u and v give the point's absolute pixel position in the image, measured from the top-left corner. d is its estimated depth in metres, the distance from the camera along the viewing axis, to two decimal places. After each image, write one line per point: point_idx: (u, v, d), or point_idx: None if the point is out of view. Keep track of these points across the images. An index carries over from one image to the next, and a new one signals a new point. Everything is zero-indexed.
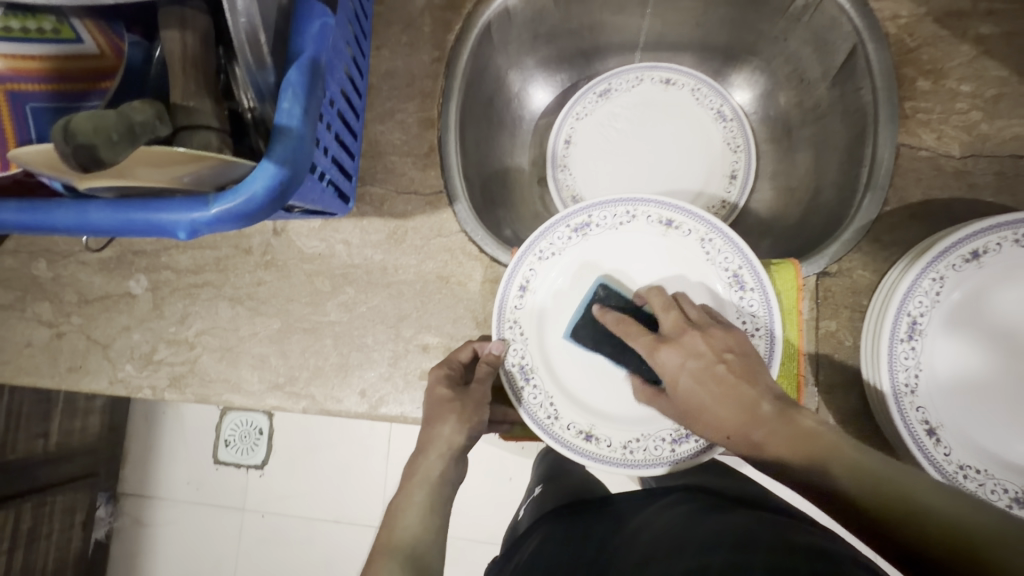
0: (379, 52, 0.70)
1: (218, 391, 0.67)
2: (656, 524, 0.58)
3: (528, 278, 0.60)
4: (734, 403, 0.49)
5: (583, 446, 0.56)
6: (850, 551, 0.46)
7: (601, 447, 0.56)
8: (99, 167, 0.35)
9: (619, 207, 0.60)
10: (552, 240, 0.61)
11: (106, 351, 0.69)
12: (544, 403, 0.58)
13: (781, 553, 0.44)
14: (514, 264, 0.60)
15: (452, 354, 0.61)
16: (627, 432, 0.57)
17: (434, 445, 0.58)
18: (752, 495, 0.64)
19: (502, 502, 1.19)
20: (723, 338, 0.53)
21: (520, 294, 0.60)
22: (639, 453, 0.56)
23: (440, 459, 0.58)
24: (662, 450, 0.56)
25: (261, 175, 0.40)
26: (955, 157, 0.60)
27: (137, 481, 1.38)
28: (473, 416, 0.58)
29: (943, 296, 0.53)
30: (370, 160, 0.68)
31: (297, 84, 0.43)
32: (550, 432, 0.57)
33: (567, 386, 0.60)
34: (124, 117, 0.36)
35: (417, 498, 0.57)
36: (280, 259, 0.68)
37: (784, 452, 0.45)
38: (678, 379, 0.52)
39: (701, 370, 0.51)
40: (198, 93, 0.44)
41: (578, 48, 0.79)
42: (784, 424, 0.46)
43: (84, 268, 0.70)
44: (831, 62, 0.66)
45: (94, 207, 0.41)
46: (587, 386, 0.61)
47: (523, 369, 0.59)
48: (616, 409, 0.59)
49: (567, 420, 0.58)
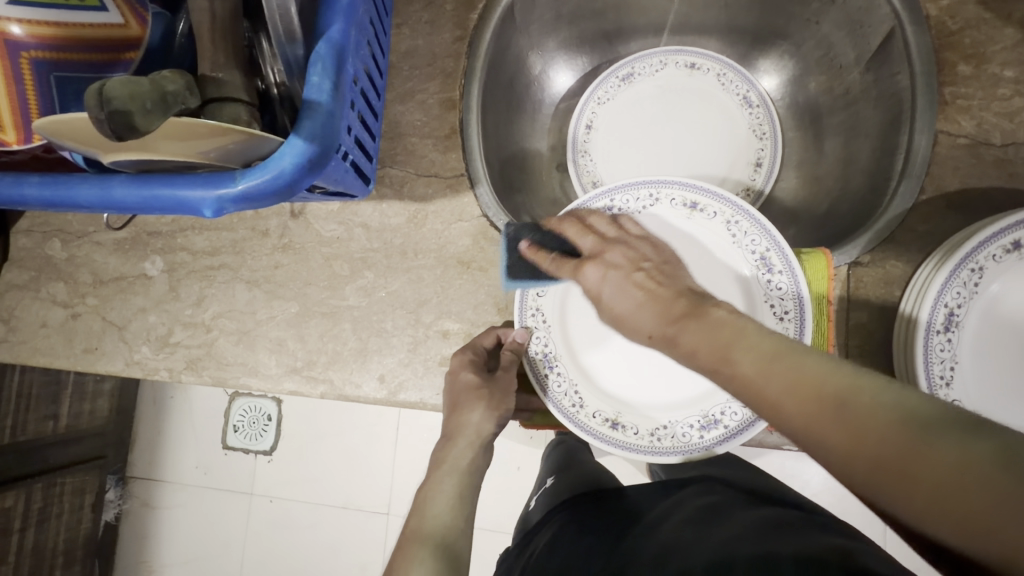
0: (400, 31, 0.68)
1: (235, 374, 0.66)
2: (676, 518, 0.57)
3: None
4: (659, 289, 0.45)
5: (610, 434, 0.56)
6: (878, 549, 0.44)
7: (627, 435, 0.56)
8: (134, 135, 0.34)
9: (641, 189, 0.59)
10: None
11: (122, 333, 0.68)
12: (569, 390, 0.57)
13: (810, 547, 0.43)
14: None
15: (474, 341, 0.61)
16: (654, 419, 0.56)
17: (462, 434, 0.57)
18: (775, 490, 0.63)
19: (510, 491, 1.19)
20: (642, 249, 0.52)
21: None
22: (667, 440, 0.56)
23: (469, 447, 0.57)
24: (691, 436, 0.55)
25: (289, 150, 0.39)
26: (995, 145, 0.58)
27: (145, 465, 1.39)
28: (502, 402, 0.58)
29: (981, 288, 0.51)
30: (390, 142, 0.67)
31: (325, 58, 0.41)
32: (576, 421, 0.56)
33: (591, 372, 0.59)
34: (156, 85, 0.35)
35: (438, 487, 0.56)
36: (297, 242, 0.67)
37: (704, 357, 0.38)
38: (602, 291, 0.49)
39: (621, 278, 0.49)
40: (227, 65, 0.42)
41: (601, 29, 0.77)
42: (702, 325, 0.40)
43: (99, 248, 0.69)
44: (866, 45, 0.64)
45: (118, 182, 0.40)
46: (611, 372, 0.60)
47: (546, 358, 0.59)
48: (642, 395, 0.58)
49: (593, 408, 0.57)
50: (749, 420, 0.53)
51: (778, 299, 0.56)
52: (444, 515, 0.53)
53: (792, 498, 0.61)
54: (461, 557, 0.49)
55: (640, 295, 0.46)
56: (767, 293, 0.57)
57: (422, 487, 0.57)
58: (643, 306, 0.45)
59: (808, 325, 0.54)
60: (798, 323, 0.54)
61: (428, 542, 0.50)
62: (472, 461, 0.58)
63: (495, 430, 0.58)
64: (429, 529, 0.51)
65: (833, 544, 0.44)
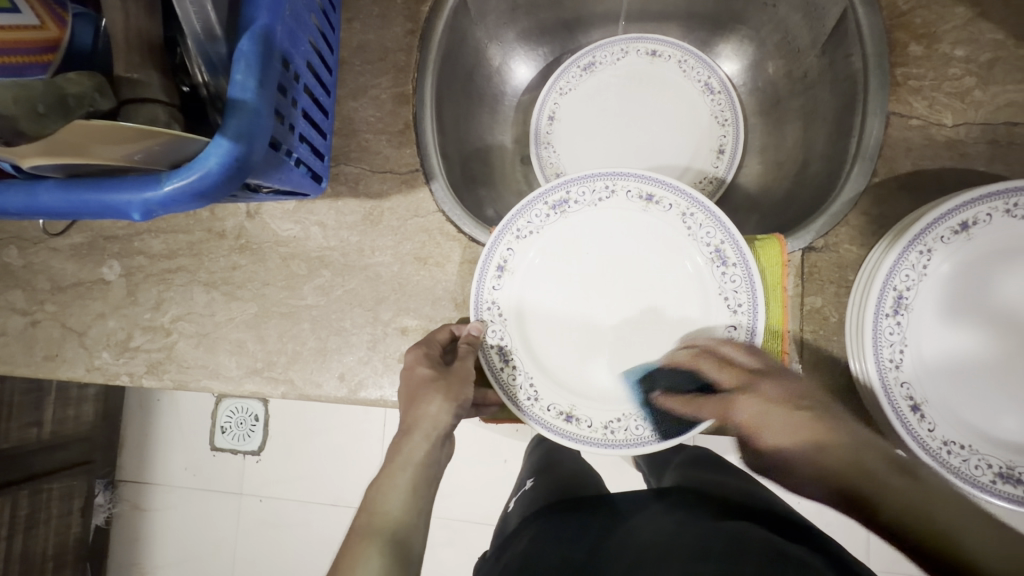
0: (350, 25, 0.67)
1: (196, 377, 0.66)
2: (651, 526, 0.57)
3: (506, 258, 0.59)
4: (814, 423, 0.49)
5: (564, 427, 0.56)
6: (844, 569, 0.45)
7: (581, 428, 0.56)
8: (22, 138, 0.38)
9: (597, 181, 0.58)
10: (530, 218, 0.59)
11: (82, 339, 0.68)
12: (525, 384, 0.58)
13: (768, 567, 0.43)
14: (491, 242, 0.58)
15: (430, 335, 0.61)
16: (608, 413, 0.56)
17: (419, 427, 0.56)
18: (757, 498, 0.61)
19: (495, 484, 1.20)
20: (795, 385, 0.52)
21: (498, 275, 0.59)
22: (620, 433, 0.56)
23: (425, 440, 0.57)
24: (644, 430, 0.55)
25: (215, 150, 0.38)
26: (946, 126, 0.57)
27: (134, 468, 1.39)
28: (461, 391, 0.57)
29: (929, 269, 0.51)
30: (344, 139, 0.66)
31: (249, 55, 0.41)
32: (531, 414, 0.56)
33: (547, 366, 0.59)
34: (54, 88, 0.40)
35: (398, 482, 0.55)
36: (254, 243, 0.66)
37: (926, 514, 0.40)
38: (763, 430, 0.51)
39: (789, 421, 0.50)
40: (142, 65, 0.42)
41: (560, 18, 0.76)
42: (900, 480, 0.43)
43: (55, 255, 0.69)
44: (821, 28, 0.63)
45: (45, 188, 0.40)
46: (568, 364, 0.59)
47: (502, 351, 0.59)
48: (597, 388, 0.58)
49: (548, 402, 0.57)
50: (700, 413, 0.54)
51: (732, 292, 0.56)
52: (396, 509, 0.53)
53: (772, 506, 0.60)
54: (411, 552, 0.50)
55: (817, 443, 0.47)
56: (722, 287, 0.56)
57: (374, 482, 0.56)
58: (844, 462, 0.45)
59: (762, 317, 0.54)
60: (750, 317, 0.55)
61: (378, 538, 0.50)
62: (431, 457, 0.57)
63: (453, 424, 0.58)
64: (382, 521, 0.51)
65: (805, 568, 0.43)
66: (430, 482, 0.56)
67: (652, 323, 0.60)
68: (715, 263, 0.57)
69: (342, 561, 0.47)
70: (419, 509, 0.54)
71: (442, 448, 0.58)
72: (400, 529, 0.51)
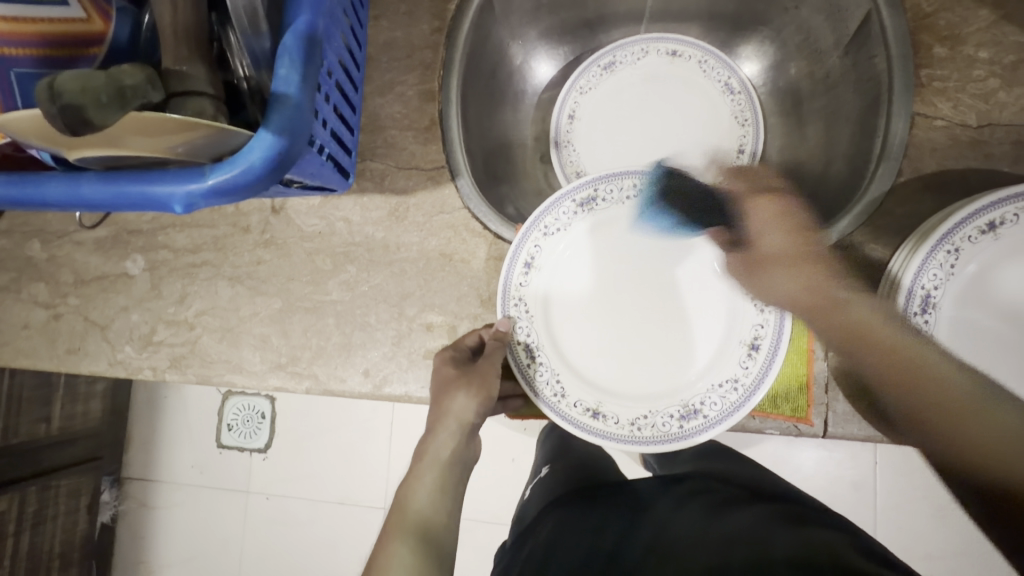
0: (377, 22, 0.67)
1: (219, 371, 0.66)
2: (675, 516, 0.58)
3: (533, 254, 0.59)
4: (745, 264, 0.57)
5: (591, 423, 0.56)
6: (869, 548, 0.49)
7: (608, 425, 0.56)
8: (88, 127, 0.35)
9: (626, 180, 0.59)
10: (557, 216, 0.59)
11: (105, 333, 0.68)
12: (551, 381, 0.58)
13: (803, 551, 0.46)
14: (519, 240, 0.58)
15: (458, 341, 0.61)
16: (635, 410, 0.57)
17: (443, 425, 0.57)
18: (776, 488, 0.63)
19: (506, 482, 1.20)
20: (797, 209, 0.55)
21: (526, 272, 0.59)
22: (646, 430, 0.56)
23: (449, 438, 0.58)
24: (670, 426, 0.56)
25: (259, 145, 0.38)
26: (970, 126, 0.58)
27: (141, 465, 1.38)
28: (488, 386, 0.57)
29: (957, 269, 0.52)
30: (370, 135, 0.66)
31: (293, 50, 0.41)
32: (558, 411, 0.56)
33: (573, 363, 0.59)
34: (113, 79, 0.36)
35: (426, 480, 0.57)
36: (278, 238, 0.66)
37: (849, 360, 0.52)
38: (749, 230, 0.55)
39: (789, 224, 0.54)
40: (190, 58, 0.43)
41: (582, 18, 0.76)
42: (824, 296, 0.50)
43: (79, 248, 0.69)
44: (844, 30, 0.64)
45: (87, 180, 0.40)
46: (592, 361, 0.60)
47: (529, 348, 0.59)
48: (621, 383, 0.59)
49: (574, 398, 0.57)
50: (726, 412, 0.54)
51: None
52: (426, 506, 0.56)
53: (790, 493, 0.62)
54: (443, 549, 0.53)
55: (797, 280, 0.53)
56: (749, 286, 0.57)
57: (404, 479, 0.58)
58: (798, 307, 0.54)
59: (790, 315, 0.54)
60: (777, 315, 0.55)
61: (411, 533, 0.53)
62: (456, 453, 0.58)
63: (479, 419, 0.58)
64: (414, 517, 0.55)
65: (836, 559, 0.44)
66: (456, 478, 0.58)
67: (678, 319, 0.60)
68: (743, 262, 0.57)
69: (377, 559, 0.51)
70: (445, 500, 0.57)
71: (469, 445, 0.59)
72: (432, 522, 0.55)
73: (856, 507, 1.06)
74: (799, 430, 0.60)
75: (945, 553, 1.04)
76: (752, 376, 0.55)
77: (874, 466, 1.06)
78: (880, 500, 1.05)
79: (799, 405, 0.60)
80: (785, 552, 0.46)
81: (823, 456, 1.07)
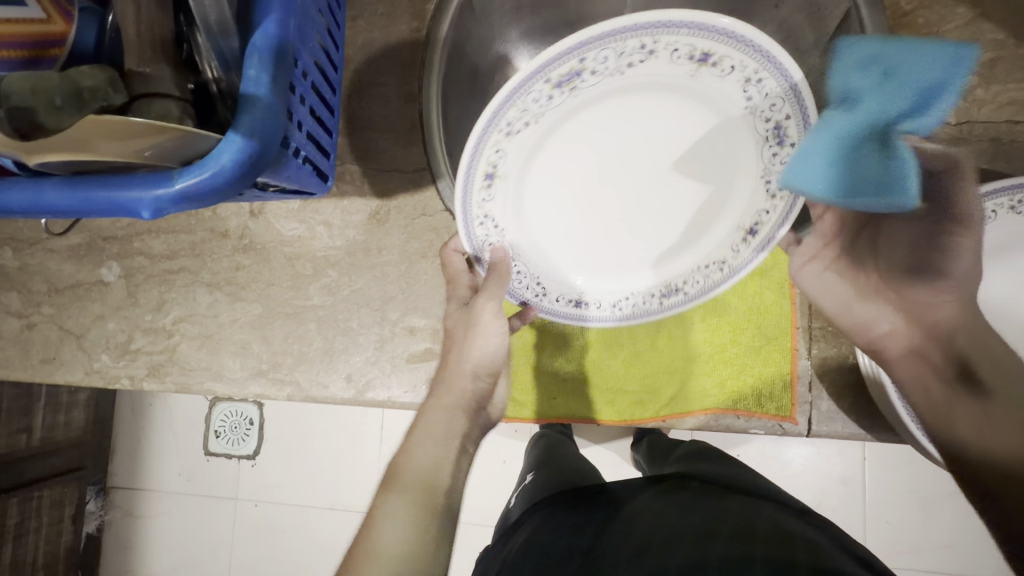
0: (355, 24, 0.66)
1: (199, 379, 0.65)
2: (652, 514, 0.58)
3: (495, 161, 0.54)
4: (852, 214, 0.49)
5: (573, 312, 0.60)
6: (838, 543, 0.49)
7: (590, 309, 0.61)
8: (39, 131, 0.35)
9: (630, 40, 0.47)
10: (526, 105, 0.51)
11: (80, 342, 0.67)
12: (531, 284, 0.59)
13: (779, 550, 0.46)
14: (478, 140, 0.50)
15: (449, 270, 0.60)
16: (616, 291, 0.61)
17: (448, 395, 0.55)
18: (759, 487, 0.63)
19: (497, 484, 1.19)
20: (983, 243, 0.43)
21: (490, 180, 0.54)
22: (627, 308, 0.60)
23: (455, 411, 0.54)
24: (651, 304, 0.59)
25: (228, 147, 0.37)
26: (949, 124, 0.58)
27: (126, 473, 1.36)
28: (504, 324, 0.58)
29: None
30: (349, 138, 0.65)
31: (263, 50, 0.40)
32: (543, 308, 0.59)
33: (552, 253, 0.61)
34: (69, 81, 0.37)
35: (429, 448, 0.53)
36: (257, 243, 0.65)
37: (915, 350, 0.47)
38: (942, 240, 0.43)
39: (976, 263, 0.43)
40: (155, 60, 0.42)
41: (562, 18, 0.76)
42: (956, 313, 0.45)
43: (52, 256, 0.67)
44: (824, 28, 0.64)
45: (50, 185, 0.39)
46: (581, 243, 0.61)
47: (506, 252, 0.58)
48: (607, 269, 0.61)
49: (555, 294, 0.60)
50: (706, 289, 0.57)
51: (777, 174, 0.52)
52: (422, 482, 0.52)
53: (771, 491, 0.61)
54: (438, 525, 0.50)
55: (925, 235, 0.44)
56: (767, 167, 0.53)
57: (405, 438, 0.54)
58: (903, 263, 0.46)
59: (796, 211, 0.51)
60: (786, 203, 0.51)
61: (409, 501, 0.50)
62: (460, 416, 0.54)
63: (483, 377, 0.56)
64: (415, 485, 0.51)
65: (814, 560, 0.44)
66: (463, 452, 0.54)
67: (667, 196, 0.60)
68: (771, 141, 0.52)
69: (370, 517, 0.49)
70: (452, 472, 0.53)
71: (476, 417, 0.56)
72: (433, 493, 0.51)
73: (846, 503, 1.06)
74: (783, 428, 0.61)
75: (933, 546, 1.05)
76: (741, 258, 0.55)
77: (863, 462, 1.06)
78: (869, 496, 1.06)
79: (784, 403, 0.60)
80: (765, 553, 0.46)
81: (812, 453, 1.08)
